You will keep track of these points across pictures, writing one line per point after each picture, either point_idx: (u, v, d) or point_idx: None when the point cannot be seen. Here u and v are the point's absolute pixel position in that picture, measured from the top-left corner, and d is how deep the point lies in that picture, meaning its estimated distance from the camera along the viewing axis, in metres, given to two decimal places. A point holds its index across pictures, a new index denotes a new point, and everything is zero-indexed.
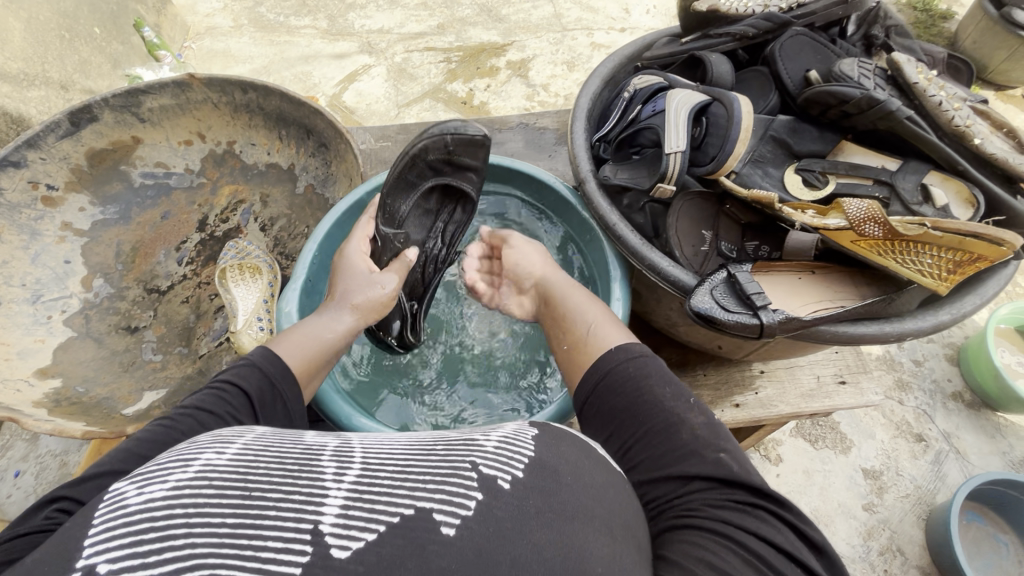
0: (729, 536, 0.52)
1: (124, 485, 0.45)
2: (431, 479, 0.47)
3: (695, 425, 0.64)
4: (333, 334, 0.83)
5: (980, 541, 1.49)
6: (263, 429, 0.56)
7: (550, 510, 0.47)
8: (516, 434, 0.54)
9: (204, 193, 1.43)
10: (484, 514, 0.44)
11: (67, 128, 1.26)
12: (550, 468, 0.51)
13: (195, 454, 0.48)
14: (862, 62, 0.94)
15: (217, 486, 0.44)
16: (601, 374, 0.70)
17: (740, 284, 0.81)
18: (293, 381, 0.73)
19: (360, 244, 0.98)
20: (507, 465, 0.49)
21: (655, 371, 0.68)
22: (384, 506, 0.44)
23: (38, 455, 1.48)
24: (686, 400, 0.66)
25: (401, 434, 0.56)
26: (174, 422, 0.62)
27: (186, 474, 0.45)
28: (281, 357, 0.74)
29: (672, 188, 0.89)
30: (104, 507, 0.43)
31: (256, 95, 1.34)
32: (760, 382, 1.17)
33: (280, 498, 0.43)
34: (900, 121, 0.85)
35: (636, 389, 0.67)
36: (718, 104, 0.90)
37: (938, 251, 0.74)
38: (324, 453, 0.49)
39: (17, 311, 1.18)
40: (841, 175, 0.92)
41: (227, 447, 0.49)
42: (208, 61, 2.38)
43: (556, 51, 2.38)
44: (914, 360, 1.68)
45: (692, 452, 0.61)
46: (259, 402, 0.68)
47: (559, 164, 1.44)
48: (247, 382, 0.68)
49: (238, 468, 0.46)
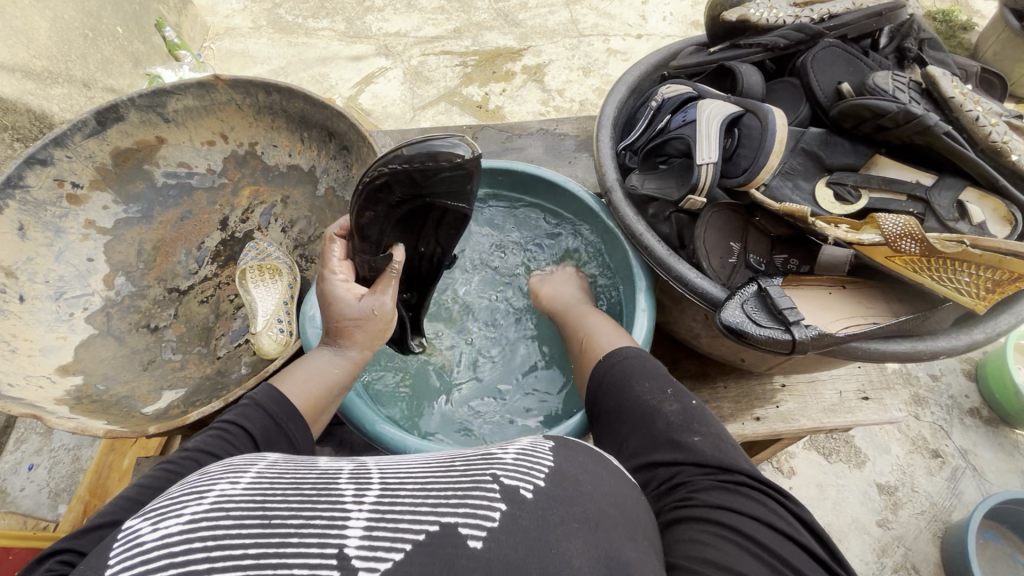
0: (723, 522, 0.52)
1: (138, 523, 0.44)
2: (453, 494, 0.46)
3: (670, 413, 0.66)
4: (338, 370, 0.81)
5: (997, 561, 1.46)
6: (275, 455, 0.55)
7: (575, 519, 0.46)
8: (534, 446, 0.54)
9: (225, 194, 1.44)
10: (509, 526, 0.44)
11: (93, 127, 1.27)
12: (569, 478, 0.50)
13: (207, 486, 0.47)
14: (897, 75, 0.93)
15: (234, 517, 0.43)
16: (596, 383, 0.75)
17: (772, 298, 0.80)
18: (299, 419, 0.73)
19: (338, 272, 0.87)
20: (528, 475, 0.49)
21: (635, 371, 0.73)
22: (409, 524, 0.43)
23: (52, 449, 1.49)
24: (665, 391, 0.69)
25: (417, 454, 0.56)
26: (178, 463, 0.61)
27: (202, 506, 0.44)
28: (287, 396, 0.74)
29: (702, 200, 0.89)
30: (121, 546, 0.42)
31: (279, 97, 1.35)
32: (781, 395, 1.16)
33: (300, 524, 0.43)
34: (937, 137, 0.84)
35: (619, 392, 0.71)
36: (751, 116, 0.91)
37: (977, 270, 0.73)
38: (341, 478, 0.49)
39: (40, 308, 1.18)
40: (874, 189, 0.91)
41: (241, 477, 0.49)
42: (227, 62, 2.39)
43: (572, 56, 2.38)
44: (931, 374, 1.65)
45: (669, 439, 0.64)
46: (264, 441, 0.68)
47: (579, 171, 1.43)
48: (250, 422, 0.68)
49: (255, 497, 0.45)
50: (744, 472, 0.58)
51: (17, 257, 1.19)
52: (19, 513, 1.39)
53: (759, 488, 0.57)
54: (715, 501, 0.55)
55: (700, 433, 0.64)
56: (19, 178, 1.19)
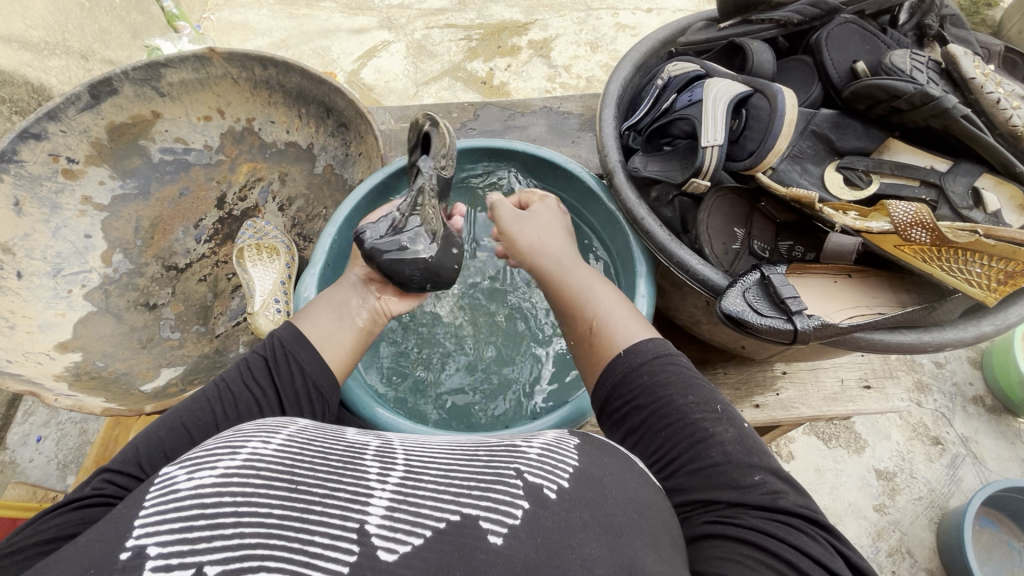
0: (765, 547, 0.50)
1: (174, 469, 0.45)
2: (476, 485, 0.46)
3: (723, 442, 0.59)
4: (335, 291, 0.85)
5: (992, 547, 1.46)
6: (307, 422, 0.55)
7: (597, 524, 0.45)
8: (559, 443, 0.53)
9: (222, 171, 1.42)
10: (531, 523, 0.43)
11: (87, 101, 1.24)
12: (595, 479, 0.49)
13: (241, 440, 0.48)
14: (915, 54, 0.89)
15: (264, 477, 0.43)
16: (615, 383, 0.67)
17: (774, 286, 0.78)
18: (307, 346, 0.74)
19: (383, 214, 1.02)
20: (552, 474, 0.48)
21: (674, 379, 0.64)
22: (430, 511, 0.43)
23: (58, 422, 1.51)
24: (711, 408, 0.62)
25: (439, 440, 0.56)
26: (204, 387, 0.68)
27: (235, 461, 0.44)
28: (300, 327, 0.77)
29: (705, 184, 0.87)
30: (155, 490, 0.43)
31: (276, 71, 1.31)
32: (782, 383, 1.15)
33: (326, 494, 0.43)
34: (955, 120, 0.81)
35: (656, 400, 0.63)
36: (761, 96, 0.87)
37: (989, 260, 0.71)
38: (367, 452, 0.49)
39: (38, 285, 1.18)
40: (886, 175, 0.88)
41: (273, 436, 0.49)
42: (227, 34, 2.33)
43: (579, 30, 2.31)
44: (935, 362, 1.63)
45: (721, 472, 0.57)
46: (272, 363, 0.71)
47: (582, 151, 1.40)
48: (262, 347, 0.73)
49: (284, 460, 0.46)
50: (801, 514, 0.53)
51: (14, 234, 1.18)
52: (27, 483, 1.42)
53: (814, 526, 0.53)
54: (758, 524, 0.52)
55: (757, 468, 0.57)
56: (14, 153, 1.17)
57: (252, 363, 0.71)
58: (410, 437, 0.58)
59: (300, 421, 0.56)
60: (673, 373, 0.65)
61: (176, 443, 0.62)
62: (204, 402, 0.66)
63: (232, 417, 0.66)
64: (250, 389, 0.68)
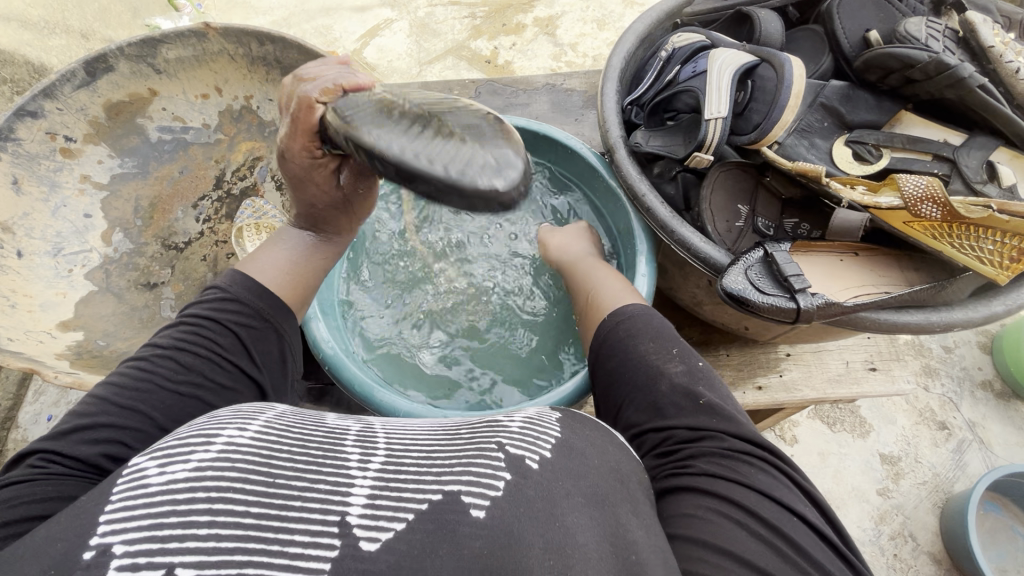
0: (724, 493, 0.53)
1: (143, 461, 0.43)
2: (457, 462, 0.45)
3: (679, 380, 0.65)
4: (318, 257, 0.83)
5: (996, 531, 1.45)
6: (284, 407, 0.55)
7: (581, 493, 0.44)
8: (541, 417, 0.52)
9: (221, 150, 1.41)
10: (514, 494, 0.42)
11: (83, 78, 1.22)
12: (579, 450, 0.48)
13: (215, 428, 0.46)
14: (932, 21, 0.85)
15: (240, 469, 0.42)
16: (595, 353, 0.75)
17: (778, 265, 0.76)
18: (283, 311, 0.74)
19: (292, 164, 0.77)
20: (534, 445, 0.47)
21: (641, 331, 0.71)
22: (412, 494, 0.42)
23: (67, 402, 1.51)
24: (672, 354, 0.68)
25: (424, 421, 0.55)
26: (156, 364, 0.65)
27: (209, 453, 0.43)
28: (255, 277, 0.74)
29: (709, 158, 0.85)
30: (123, 485, 0.41)
31: (273, 48, 1.28)
32: (785, 364, 1.13)
33: (304, 486, 0.42)
34: (971, 90, 0.78)
35: (622, 355, 0.70)
36: (767, 66, 0.84)
37: (1002, 237, 0.68)
38: (348, 437, 0.48)
39: (39, 264, 1.18)
40: (896, 149, 0.85)
41: (248, 424, 0.47)
42: (228, 12, 2.28)
43: (586, 8, 2.24)
44: (944, 346, 1.59)
45: (676, 407, 0.63)
46: (245, 338, 0.70)
47: (586, 129, 1.37)
48: (228, 317, 0.70)
49: (260, 450, 0.44)
50: (745, 441, 0.58)
51: (13, 212, 1.17)
52: None
53: (760, 457, 0.57)
54: (714, 469, 0.56)
55: (711, 404, 0.62)
56: (10, 131, 1.16)
57: (217, 336, 0.68)
58: (395, 419, 0.57)
59: (276, 406, 0.55)
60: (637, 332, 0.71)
61: (137, 424, 0.61)
62: (156, 375, 0.64)
63: (194, 390, 0.65)
64: (216, 363, 0.67)
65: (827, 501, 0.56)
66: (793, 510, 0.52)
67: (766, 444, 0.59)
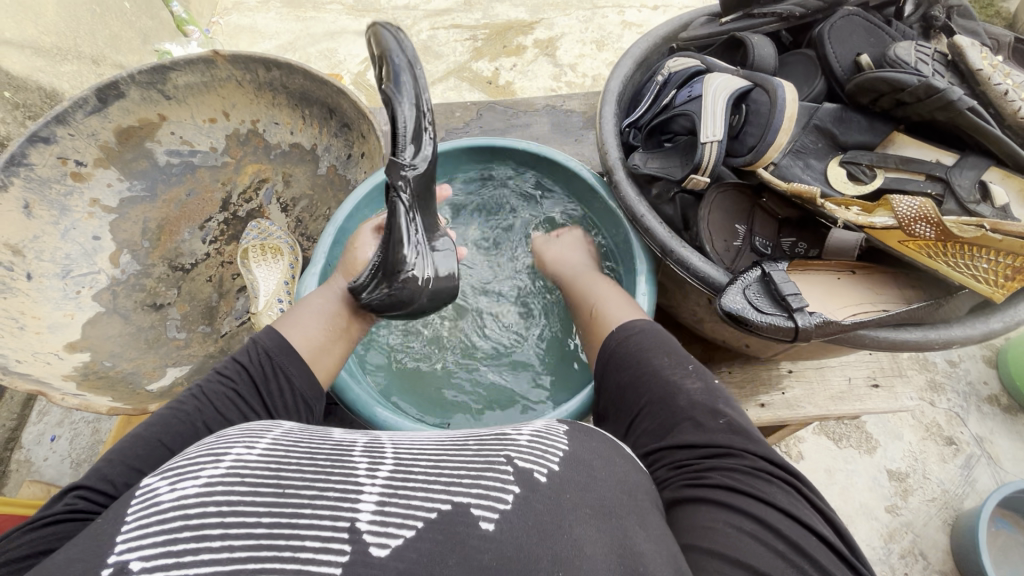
0: (743, 508, 0.51)
1: (156, 481, 0.45)
2: (465, 474, 0.46)
3: (692, 393, 0.64)
4: (323, 299, 0.85)
5: (1009, 549, 1.43)
6: (291, 424, 0.55)
7: (587, 506, 0.45)
8: (548, 429, 0.53)
9: (227, 172, 1.43)
10: (521, 508, 0.43)
11: (94, 105, 1.24)
12: (585, 463, 0.49)
13: (225, 448, 0.47)
14: (920, 46, 0.88)
15: (250, 483, 0.43)
16: (610, 354, 0.74)
17: (775, 284, 0.77)
18: (296, 357, 0.74)
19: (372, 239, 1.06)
20: (541, 458, 0.48)
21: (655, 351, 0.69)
22: (421, 502, 0.43)
23: (72, 421, 1.52)
24: (684, 367, 0.67)
25: (429, 434, 0.56)
26: (180, 402, 0.65)
27: (219, 469, 0.44)
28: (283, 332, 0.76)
29: (705, 180, 0.87)
30: (138, 503, 0.42)
31: (280, 73, 1.31)
32: (788, 381, 1.14)
33: (314, 494, 0.43)
34: (961, 112, 0.80)
35: (636, 369, 0.69)
36: (761, 91, 0.86)
37: (996, 256, 0.70)
38: (355, 450, 0.49)
39: (47, 286, 1.20)
40: (889, 170, 0.87)
41: (257, 442, 0.49)
42: (235, 37, 2.33)
43: (585, 29, 2.29)
44: (949, 360, 1.59)
45: (688, 418, 0.61)
46: (260, 380, 0.70)
47: (586, 149, 1.39)
48: (249, 360, 0.71)
49: (270, 464, 0.46)
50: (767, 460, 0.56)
51: (24, 236, 1.20)
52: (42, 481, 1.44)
53: (782, 477, 0.55)
54: (733, 484, 0.53)
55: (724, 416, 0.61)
56: (23, 156, 1.18)
57: (237, 376, 0.69)
58: (400, 434, 0.57)
59: (283, 423, 0.56)
60: (633, 356, 0.71)
61: (154, 456, 0.59)
62: (178, 411, 0.64)
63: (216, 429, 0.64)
64: (234, 402, 0.66)
65: (843, 524, 0.53)
66: (804, 522, 0.51)
67: (782, 461, 0.57)
